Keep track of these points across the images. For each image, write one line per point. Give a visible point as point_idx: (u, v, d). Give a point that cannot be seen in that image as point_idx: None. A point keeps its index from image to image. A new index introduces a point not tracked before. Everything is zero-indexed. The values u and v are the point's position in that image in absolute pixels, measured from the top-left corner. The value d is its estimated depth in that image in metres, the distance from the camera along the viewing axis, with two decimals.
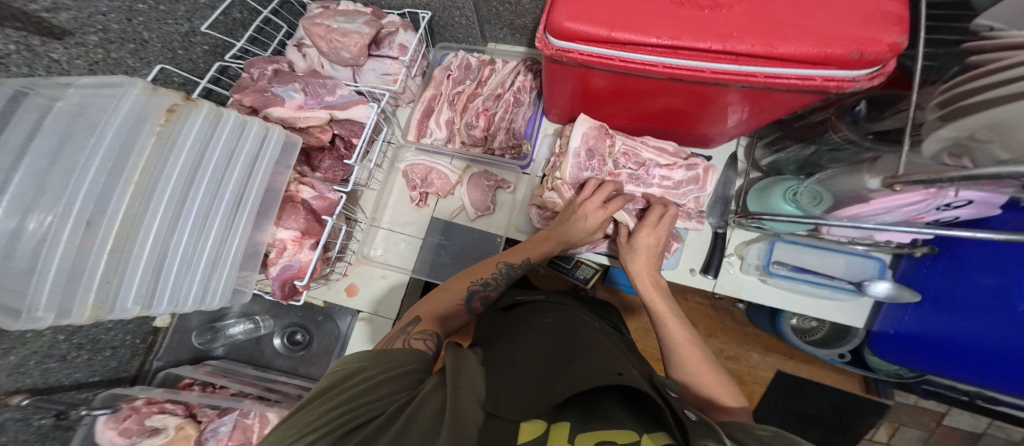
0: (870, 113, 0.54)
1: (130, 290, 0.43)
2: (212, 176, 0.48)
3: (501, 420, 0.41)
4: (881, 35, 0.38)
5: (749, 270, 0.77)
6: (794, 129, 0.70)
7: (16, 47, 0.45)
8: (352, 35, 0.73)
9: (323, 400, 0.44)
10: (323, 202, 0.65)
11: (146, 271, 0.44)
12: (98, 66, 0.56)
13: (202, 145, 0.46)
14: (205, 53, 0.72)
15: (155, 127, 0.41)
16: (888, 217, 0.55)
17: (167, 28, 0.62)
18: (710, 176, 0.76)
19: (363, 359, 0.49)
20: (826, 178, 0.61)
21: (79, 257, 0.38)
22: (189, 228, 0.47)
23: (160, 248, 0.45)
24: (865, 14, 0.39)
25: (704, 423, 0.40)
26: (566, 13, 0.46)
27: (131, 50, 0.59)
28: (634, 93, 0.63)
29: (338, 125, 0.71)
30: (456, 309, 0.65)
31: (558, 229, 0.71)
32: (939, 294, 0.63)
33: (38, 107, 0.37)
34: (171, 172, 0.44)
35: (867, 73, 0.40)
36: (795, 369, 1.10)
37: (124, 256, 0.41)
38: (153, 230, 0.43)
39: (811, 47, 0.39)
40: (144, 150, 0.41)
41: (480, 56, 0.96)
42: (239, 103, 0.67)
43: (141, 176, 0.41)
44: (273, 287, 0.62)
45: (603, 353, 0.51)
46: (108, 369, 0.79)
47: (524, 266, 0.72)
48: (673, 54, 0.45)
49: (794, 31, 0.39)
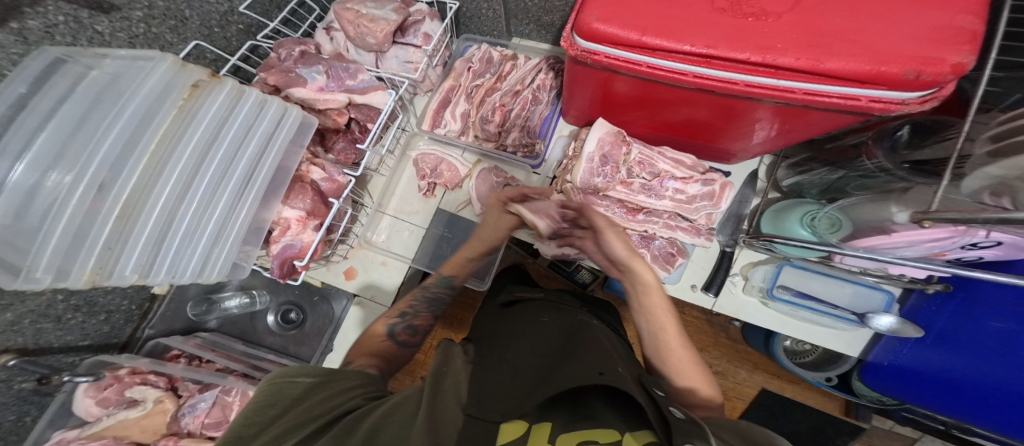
0: (911, 140, 0.52)
1: (131, 259, 0.41)
2: (226, 151, 0.47)
3: (483, 422, 0.40)
4: (945, 54, 0.36)
5: (751, 291, 0.76)
6: (824, 151, 0.69)
7: (65, 19, 0.44)
8: (380, 21, 0.71)
9: (289, 416, 0.45)
10: (331, 185, 0.63)
11: (149, 240, 0.42)
12: (138, 40, 0.54)
13: (220, 122, 0.45)
14: (239, 32, 0.70)
15: (178, 101, 0.41)
16: (908, 252, 0.53)
17: (208, 6, 0.61)
18: (726, 193, 0.74)
19: (320, 374, 0.52)
20: (849, 205, 0.60)
21: (86, 220, 0.37)
22: (198, 200, 0.45)
23: (167, 218, 0.43)
24: (929, 31, 0.37)
25: (690, 421, 0.38)
26: (596, 14, 0.45)
27: (170, 27, 0.57)
28: (657, 101, 0.62)
29: (356, 110, 0.69)
30: (383, 345, 0.65)
31: (473, 240, 0.78)
32: (943, 332, 0.63)
33: (73, 75, 0.38)
34: (187, 144, 0.43)
35: (919, 95, 0.38)
36: (780, 388, 1.09)
37: (129, 224, 0.40)
38: (162, 200, 0.42)
39: (861, 65, 0.37)
40: (164, 121, 0.41)
41: (503, 51, 0.95)
42: (262, 81, 0.66)
43: (156, 148, 0.40)
44: (273, 265, 0.60)
45: (595, 353, 0.50)
46: (100, 334, 0.77)
47: (440, 283, 0.74)
48: (706, 63, 0.44)
49: (845, 46, 0.38)
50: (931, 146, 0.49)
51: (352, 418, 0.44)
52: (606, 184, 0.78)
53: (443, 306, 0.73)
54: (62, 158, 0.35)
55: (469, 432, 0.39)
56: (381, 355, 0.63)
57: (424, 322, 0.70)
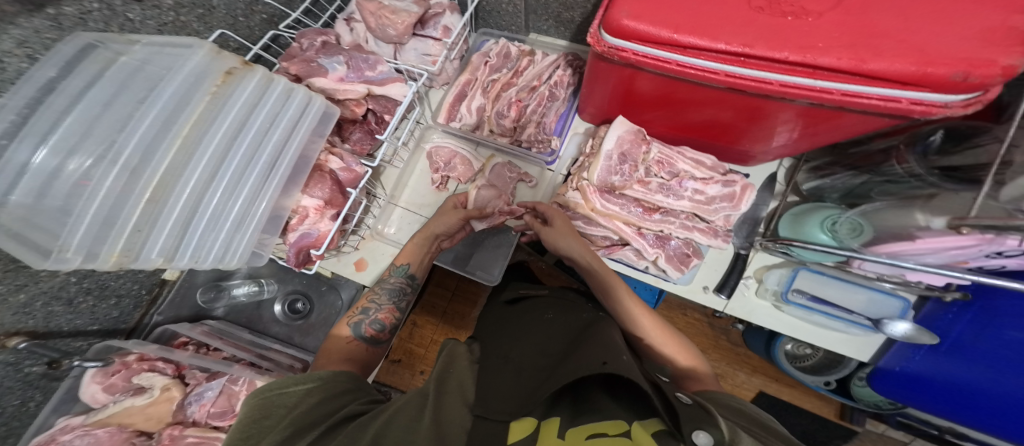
0: (943, 145, 0.53)
1: (157, 243, 0.40)
2: (253, 137, 0.45)
3: (490, 422, 0.41)
4: (995, 56, 0.35)
5: (765, 295, 0.76)
6: (847, 156, 0.69)
7: (99, 6, 0.45)
8: (401, 14, 0.71)
9: (289, 417, 0.45)
10: (349, 174, 0.62)
11: (175, 225, 0.41)
12: (167, 28, 0.54)
13: (248, 108, 0.44)
14: (262, 21, 0.69)
15: (212, 87, 0.41)
16: (931, 259, 0.52)
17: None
18: (747, 196, 0.74)
19: (316, 375, 0.51)
20: (873, 211, 0.61)
21: (116, 202, 0.36)
22: (223, 186, 0.44)
23: (193, 204, 0.42)
24: (980, 31, 0.36)
25: (695, 406, 0.39)
26: (627, 11, 0.45)
27: (199, 15, 0.57)
28: (682, 101, 0.61)
29: (373, 101, 0.68)
30: (351, 346, 0.64)
31: (421, 232, 0.79)
32: (958, 342, 0.62)
33: (103, 60, 0.38)
34: (217, 129, 0.42)
35: (962, 98, 0.37)
36: (777, 391, 1.10)
37: (157, 208, 0.39)
38: (190, 185, 0.41)
39: (905, 66, 0.37)
40: (197, 107, 0.40)
41: (520, 46, 0.95)
42: (283, 70, 0.65)
43: (189, 132, 0.40)
44: (288, 253, 0.59)
45: (599, 343, 0.50)
46: (108, 319, 0.76)
47: (397, 273, 0.75)
48: (739, 62, 0.43)
49: (891, 46, 0.38)
50: (964, 152, 0.51)
51: (358, 422, 0.44)
52: (623, 183, 0.78)
53: (404, 297, 0.73)
54: (90, 139, 0.35)
55: (478, 431, 0.40)
56: (354, 358, 0.62)
57: (389, 316, 0.70)
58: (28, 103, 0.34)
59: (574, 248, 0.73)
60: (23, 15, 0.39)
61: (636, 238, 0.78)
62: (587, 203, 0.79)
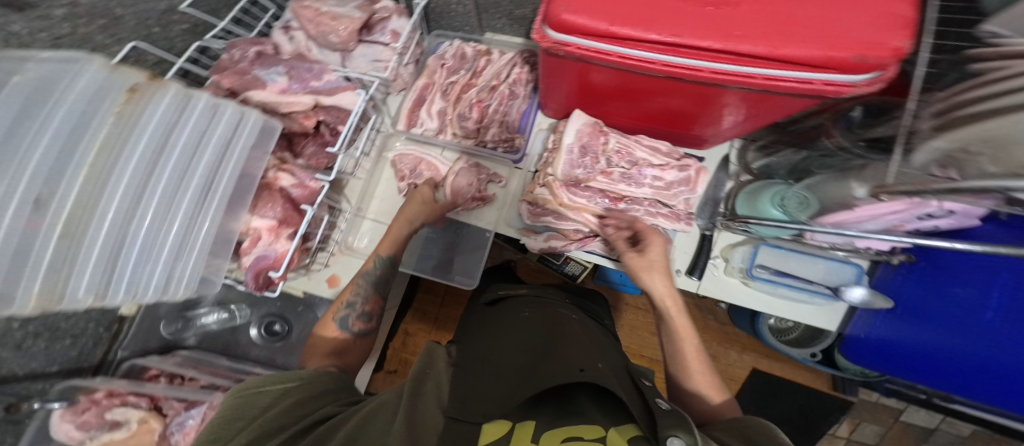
0: (865, 120, 0.56)
1: (84, 278, 0.38)
2: (178, 159, 0.43)
3: (465, 424, 0.39)
4: (886, 39, 0.38)
5: (733, 273, 0.78)
6: (788, 133, 0.72)
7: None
8: (343, 19, 0.71)
9: (253, 426, 0.44)
10: (303, 191, 0.61)
11: (101, 257, 0.39)
12: (64, 42, 0.50)
13: (167, 128, 0.42)
14: (184, 32, 0.67)
15: (114, 106, 0.38)
16: (870, 225, 0.55)
17: (143, 4, 0.58)
18: (702, 178, 0.76)
19: (300, 376, 0.52)
20: (816, 184, 0.63)
21: (26, 240, 0.32)
22: (152, 213, 0.42)
23: (118, 234, 0.39)
24: (871, 17, 0.39)
25: (675, 411, 0.42)
26: (566, 5, 0.45)
27: (101, 27, 0.53)
28: (634, 91, 0.62)
29: (324, 112, 0.65)
30: (343, 342, 0.67)
31: (401, 216, 0.77)
32: (911, 305, 0.65)
33: None
34: (131, 152, 0.39)
35: (866, 78, 0.39)
36: (769, 368, 1.14)
37: (75, 242, 0.36)
38: (110, 215, 0.38)
39: (813, 50, 0.39)
40: (101, 129, 0.37)
41: (477, 46, 0.95)
42: (215, 85, 0.63)
43: (95, 158, 0.37)
44: (247, 277, 0.58)
45: (576, 349, 0.52)
46: (68, 359, 0.73)
47: (380, 264, 0.72)
48: (673, 51, 0.44)
49: (799, 32, 0.39)
50: (884, 124, 0.52)
51: (325, 427, 0.43)
52: (587, 175, 0.79)
53: (387, 285, 0.73)
54: None
55: (450, 431, 0.38)
56: (338, 351, 0.65)
57: (373, 306, 0.70)
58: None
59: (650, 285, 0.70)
60: None
61: (605, 229, 0.80)
62: (555, 199, 0.78)
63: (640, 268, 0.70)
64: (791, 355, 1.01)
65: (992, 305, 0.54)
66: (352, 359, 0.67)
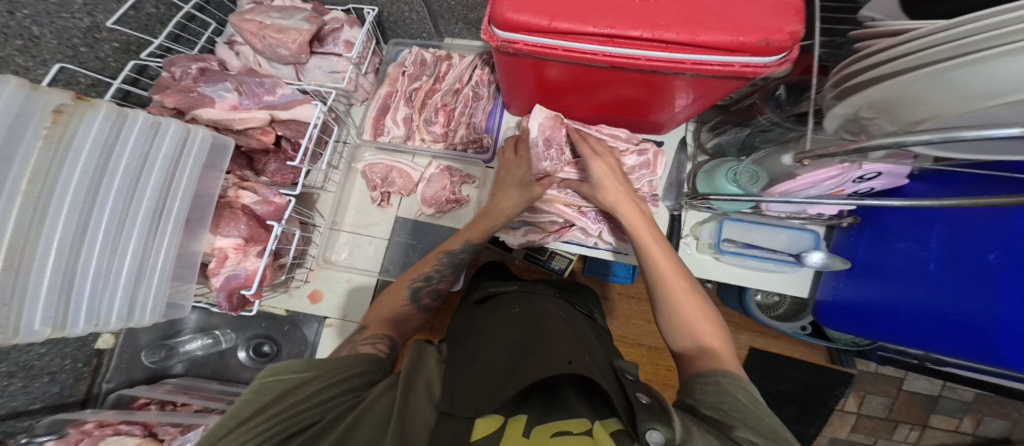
0: (790, 98, 0.58)
1: (37, 310, 0.38)
2: (122, 184, 0.43)
3: (456, 419, 0.39)
4: (784, 24, 0.41)
5: (704, 249, 0.80)
6: (731, 114, 0.75)
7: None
8: (290, 31, 0.70)
9: (277, 411, 0.40)
10: (268, 207, 0.62)
11: (53, 288, 0.39)
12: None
13: (105, 149, 0.41)
14: (116, 51, 0.65)
15: (42, 129, 0.36)
16: (814, 191, 0.59)
17: (63, 23, 0.55)
18: (660, 160, 0.80)
19: (312, 364, 0.46)
20: (762, 158, 0.65)
21: None
22: (101, 241, 0.42)
23: (68, 265, 0.40)
24: (771, 6, 0.42)
25: (655, 405, 0.40)
26: (508, 4, 0.46)
27: (19, 48, 0.51)
28: (587, 84, 0.64)
29: (282, 126, 0.69)
30: (405, 310, 0.64)
31: (495, 206, 0.77)
32: (866, 264, 0.68)
33: None
34: (67, 179, 0.38)
35: (776, 59, 0.43)
36: (766, 345, 1.14)
37: (21, 275, 0.36)
38: (55, 245, 0.38)
39: (727, 37, 0.42)
40: (30, 156, 0.36)
41: (436, 52, 0.95)
42: (160, 105, 0.63)
43: (29, 186, 0.36)
44: (219, 299, 0.59)
45: (562, 344, 0.50)
46: (51, 395, 0.74)
47: (466, 249, 0.71)
48: (612, 43, 0.46)
49: (714, 21, 0.42)
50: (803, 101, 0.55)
51: (317, 428, 0.37)
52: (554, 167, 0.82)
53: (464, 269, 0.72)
54: None
55: (440, 429, 0.38)
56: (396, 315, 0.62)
57: (445, 286, 0.70)
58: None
59: (613, 202, 0.72)
60: None
61: (579, 218, 0.83)
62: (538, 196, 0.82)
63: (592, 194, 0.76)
64: (782, 330, 1.05)
65: (932, 255, 0.58)
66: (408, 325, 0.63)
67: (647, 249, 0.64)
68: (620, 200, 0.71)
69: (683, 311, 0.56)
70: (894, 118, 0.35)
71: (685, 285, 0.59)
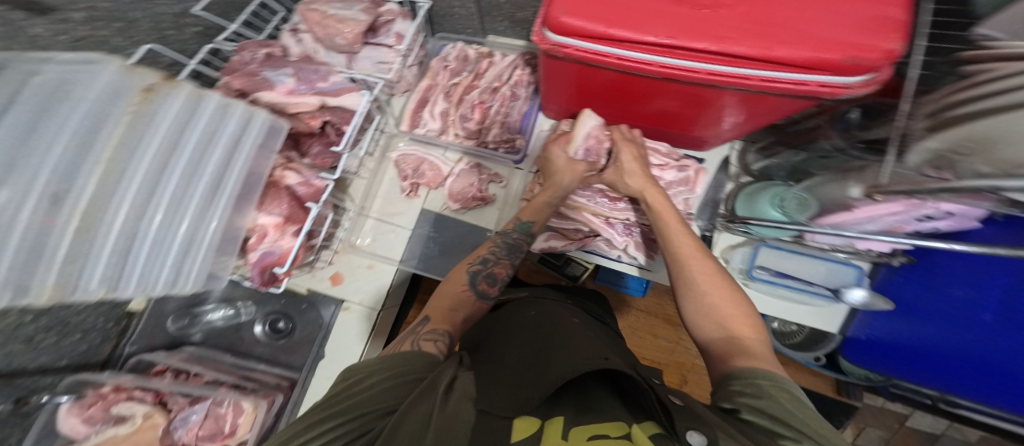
0: (862, 122, 0.58)
1: (95, 272, 0.39)
2: (188, 158, 0.44)
3: (494, 417, 0.39)
4: (876, 42, 0.39)
5: (733, 274, 0.78)
6: (788, 134, 0.73)
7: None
8: (349, 22, 0.71)
9: (344, 406, 0.39)
10: (308, 189, 0.62)
11: (111, 253, 0.39)
12: (82, 44, 0.50)
13: (178, 128, 0.42)
14: (197, 35, 0.68)
15: (129, 107, 0.38)
16: (870, 227, 0.57)
17: (158, 7, 0.59)
18: (700, 178, 0.79)
19: (373, 362, 0.45)
20: (816, 185, 0.64)
21: (42, 238, 0.33)
22: (162, 210, 0.43)
23: (129, 231, 0.40)
24: (862, 20, 0.40)
25: (690, 407, 0.40)
26: (563, 8, 0.45)
27: (118, 29, 0.54)
28: (630, 92, 0.62)
29: (330, 113, 0.66)
30: (462, 296, 0.60)
31: (552, 183, 0.75)
32: (910, 303, 0.66)
33: (16, 82, 0.31)
34: (144, 151, 0.40)
35: (861, 79, 0.41)
36: None
37: (89, 238, 0.37)
38: (122, 211, 0.39)
39: (806, 52, 0.40)
40: (116, 129, 0.37)
41: (478, 49, 0.96)
42: (227, 86, 0.64)
43: (111, 155, 0.37)
44: (252, 273, 0.59)
45: (587, 341, 0.52)
46: (77, 354, 0.75)
47: (520, 229, 0.70)
48: (670, 53, 0.44)
49: (791, 35, 0.41)
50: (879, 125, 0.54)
51: (367, 437, 0.36)
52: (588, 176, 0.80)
53: (518, 253, 0.67)
54: (13, 168, 0.31)
55: (483, 423, 0.38)
56: (460, 307, 0.58)
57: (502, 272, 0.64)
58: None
59: (637, 187, 0.72)
60: None
61: (605, 228, 0.82)
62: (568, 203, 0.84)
63: (616, 177, 0.74)
64: (795, 359, 0.99)
65: (989, 304, 0.55)
66: (468, 320, 0.59)
67: (671, 233, 0.63)
68: (644, 184, 0.71)
69: (711, 302, 0.54)
70: (994, 157, 0.33)
71: (709, 266, 0.58)
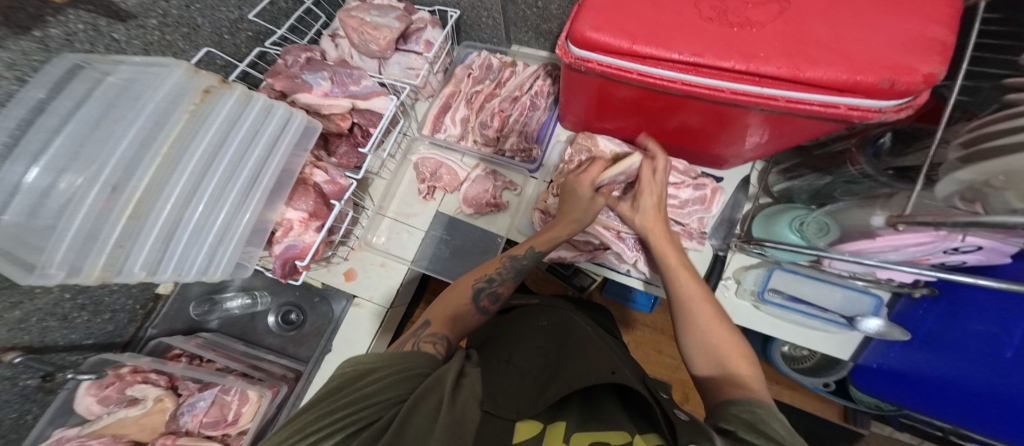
0: (894, 147, 0.56)
1: (139, 256, 0.43)
2: (232, 155, 0.48)
3: (498, 419, 0.41)
4: (915, 65, 0.39)
5: (743, 294, 0.77)
6: (813, 157, 0.72)
7: (83, 27, 0.48)
8: (383, 29, 0.73)
9: (347, 397, 0.40)
10: (334, 187, 0.64)
11: (156, 239, 0.44)
12: (152, 47, 0.58)
13: (228, 125, 0.47)
14: (249, 39, 0.73)
15: (190, 105, 0.44)
16: (893, 256, 0.57)
17: (218, 14, 0.64)
18: (717, 198, 0.79)
19: (375, 359, 0.46)
20: (838, 210, 0.65)
21: (99, 220, 0.39)
22: (205, 201, 0.47)
23: (174, 218, 0.45)
24: (905, 40, 0.40)
25: (695, 422, 0.39)
26: (588, 23, 0.47)
27: (183, 34, 0.61)
28: (651, 108, 0.63)
29: (358, 115, 0.71)
30: (466, 310, 0.60)
31: (567, 217, 0.73)
32: (929, 335, 0.65)
33: (90, 80, 0.41)
34: (196, 148, 0.45)
35: (896, 104, 0.41)
36: (778, 394, 1.07)
37: (139, 223, 0.42)
38: (171, 200, 0.44)
39: (840, 74, 0.40)
40: (176, 125, 0.43)
41: (502, 58, 0.98)
42: (269, 87, 0.67)
43: (169, 150, 0.43)
44: (274, 265, 0.61)
45: (599, 352, 0.52)
46: (104, 333, 0.78)
47: (531, 255, 0.69)
48: (694, 71, 0.45)
49: (825, 56, 0.41)
50: (914, 152, 0.52)
51: (382, 420, 0.37)
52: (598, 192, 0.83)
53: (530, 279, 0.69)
54: (77, 159, 0.38)
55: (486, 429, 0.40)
56: (459, 319, 0.58)
57: (507, 291, 0.66)
58: (18, 123, 0.37)
59: (645, 225, 0.73)
60: (11, 37, 0.42)
61: (616, 241, 0.83)
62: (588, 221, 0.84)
63: (629, 213, 0.75)
64: (802, 383, 0.97)
65: (1011, 342, 0.54)
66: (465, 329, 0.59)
67: (675, 271, 0.65)
68: (654, 224, 0.72)
69: (712, 340, 0.54)
70: None
71: (712, 311, 0.58)
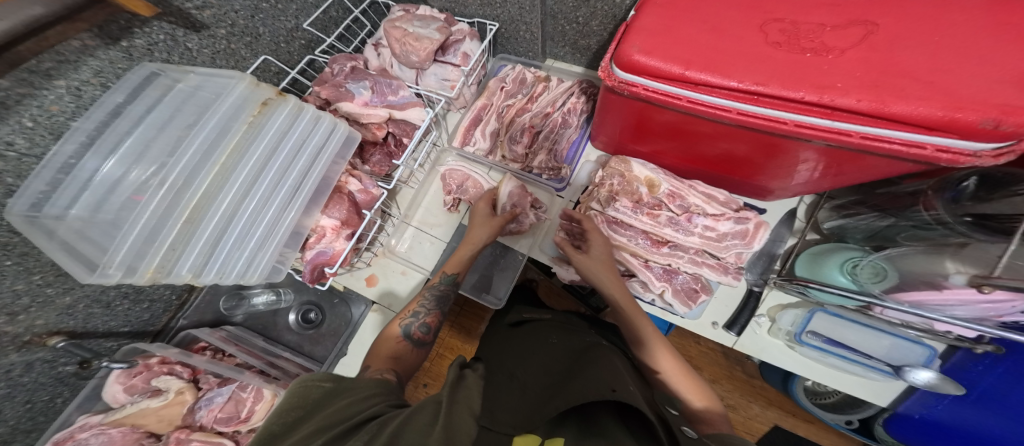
0: (977, 192, 0.51)
1: (188, 259, 0.44)
2: (281, 164, 0.50)
3: (495, 433, 0.37)
4: None
5: (778, 334, 0.73)
6: (875, 196, 0.68)
7: (164, 37, 0.52)
8: (424, 40, 0.74)
9: (313, 420, 0.39)
10: (366, 196, 0.65)
11: (205, 243, 0.45)
12: (219, 56, 0.61)
13: (280, 136, 0.49)
14: (301, 47, 0.75)
15: (249, 117, 0.47)
16: (960, 311, 0.51)
17: (277, 23, 0.67)
18: (761, 233, 0.73)
19: (324, 378, 0.45)
20: (898, 255, 0.60)
21: (159, 222, 0.41)
22: (252, 208, 0.48)
23: (224, 223, 0.46)
24: (1012, 76, 0.35)
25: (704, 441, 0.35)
26: (638, 46, 0.45)
27: (246, 43, 0.64)
28: (692, 133, 0.60)
29: (394, 124, 0.71)
30: (401, 348, 0.61)
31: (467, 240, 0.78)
32: (985, 392, 0.60)
33: (162, 86, 0.45)
34: (250, 158, 0.47)
35: (994, 147, 0.36)
36: (793, 427, 1.00)
37: (193, 228, 0.44)
38: (224, 205, 0.46)
39: (932, 110, 0.36)
40: (235, 136, 0.46)
41: (536, 72, 0.97)
42: (315, 94, 0.68)
43: (227, 159, 0.45)
44: (304, 269, 0.61)
45: (606, 369, 0.47)
46: (140, 322, 0.79)
47: (444, 280, 0.72)
48: (752, 100, 0.42)
49: (912, 90, 0.37)
50: (1002, 199, 0.48)
51: (376, 423, 0.37)
52: (519, 228, 0.87)
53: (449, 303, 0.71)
54: (144, 160, 0.41)
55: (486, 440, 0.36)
56: (399, 358, 0.59)
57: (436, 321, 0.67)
58: (96, 125, 0.41)
59: (603, 282, 0.70)
60: (102, 47, 0.47)
61: (642, 269, 0.78)
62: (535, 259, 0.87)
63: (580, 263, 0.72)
64: (822, 418, 0.88)
65: None
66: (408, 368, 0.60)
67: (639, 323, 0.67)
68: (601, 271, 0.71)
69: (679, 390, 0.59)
70: None
71: (676, 364, 0.62)
